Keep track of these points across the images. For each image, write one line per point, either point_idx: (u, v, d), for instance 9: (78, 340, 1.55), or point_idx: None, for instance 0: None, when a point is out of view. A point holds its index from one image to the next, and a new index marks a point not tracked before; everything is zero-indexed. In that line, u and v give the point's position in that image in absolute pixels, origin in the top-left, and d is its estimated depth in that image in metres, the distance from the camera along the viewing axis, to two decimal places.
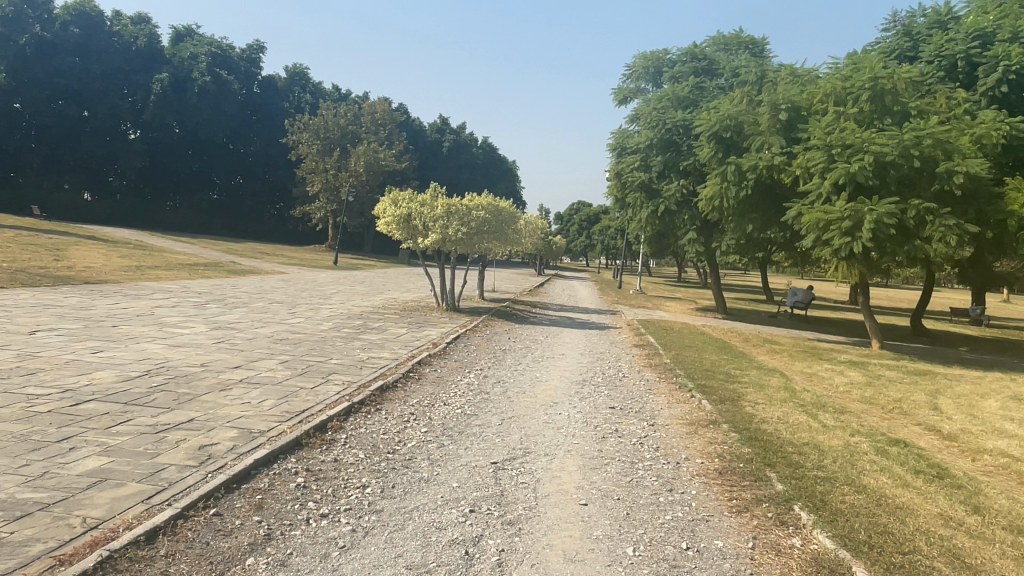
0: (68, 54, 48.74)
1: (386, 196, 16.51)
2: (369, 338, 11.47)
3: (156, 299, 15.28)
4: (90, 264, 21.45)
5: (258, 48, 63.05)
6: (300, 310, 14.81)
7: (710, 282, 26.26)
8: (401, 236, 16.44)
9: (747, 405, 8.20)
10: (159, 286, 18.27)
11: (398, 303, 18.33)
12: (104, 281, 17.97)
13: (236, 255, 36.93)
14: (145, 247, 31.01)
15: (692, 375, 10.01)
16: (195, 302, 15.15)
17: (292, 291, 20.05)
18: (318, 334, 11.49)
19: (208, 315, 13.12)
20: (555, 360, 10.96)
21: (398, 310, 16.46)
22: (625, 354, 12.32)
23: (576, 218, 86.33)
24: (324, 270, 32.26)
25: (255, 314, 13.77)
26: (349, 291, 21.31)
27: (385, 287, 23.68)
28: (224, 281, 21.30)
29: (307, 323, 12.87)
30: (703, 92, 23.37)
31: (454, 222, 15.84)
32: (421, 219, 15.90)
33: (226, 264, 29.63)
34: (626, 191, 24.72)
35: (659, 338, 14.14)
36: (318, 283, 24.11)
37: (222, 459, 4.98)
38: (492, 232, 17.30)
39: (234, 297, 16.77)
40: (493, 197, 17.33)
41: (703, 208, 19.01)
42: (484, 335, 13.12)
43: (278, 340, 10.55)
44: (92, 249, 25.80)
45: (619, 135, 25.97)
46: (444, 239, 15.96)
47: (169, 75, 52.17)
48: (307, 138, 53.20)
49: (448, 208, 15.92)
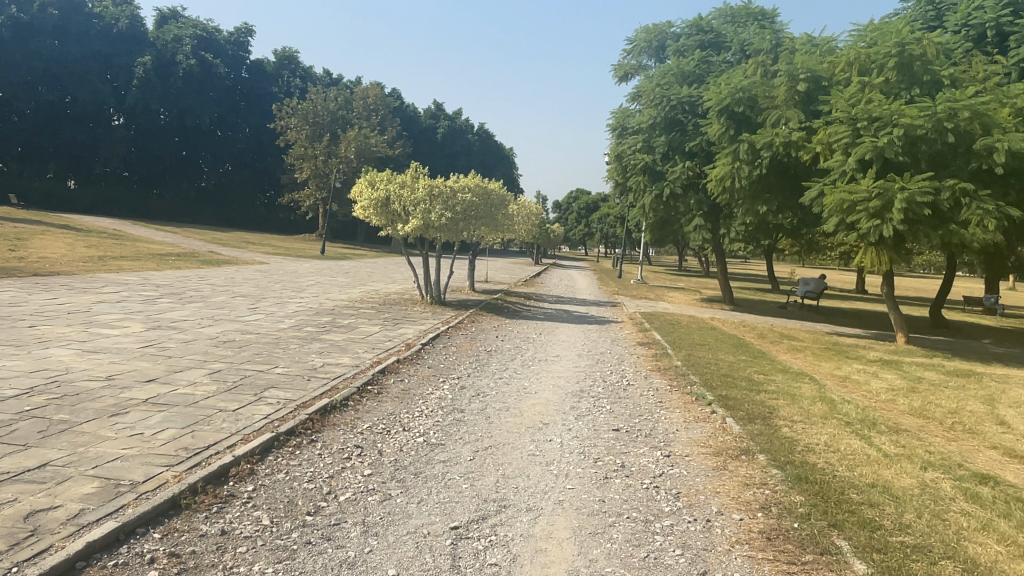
0: (46, 37, 46.77)
1: (364, 177, 14.90)
2: (331, 339, 9.84)
3: (104, 293, 13.66)
4: (48, 255, 19.82)
5: (246, 31, 61.06)
6: (264, 306, 13.19)
7: (717, 272, 24.61)
8: (380, 222, 14.83)
9: (783, 425, 6.60)
10: (116, 279, 16.64)
11: (379, 296, 16.70)
12: (55, 273, 16.30)
13: (218, 245, 35.28)
14: (120, 237, 29.35)
15: (709, 383, 8.43)
16: (147, 297, 13.53)
17: (265, 283, 18.42)
18: (273, 335, 9.88)
19: (154, 312, 11.52)
20: (548, 364, 9.36)
21: (375, 304, 14.83)
22: (629, 355, 10.73)
23: (574, 206, 84.57)
24: (310, 261, 30.63)
25: (210, 310, 12.17)
26: (328, 283, 19.67)
27: (370, 278, 22.06)
28: (192, 273, 19.65)
29: (266, 321, 11.27)
30: (710, 68, 21.69)
31: (437, 206, 14.18)
32: (400, 202, 14.28)
33: (204, 254, 28.01)
34: (628, 175, 23.11)
35: (667, 336, 12.52)
36: (297, 274, 22.46)
37: (48, 538, 3.38)
38: (481, 217, 15.66)
39: (196, 291, 15.17)
40: (480, 178, 15.66)
41: (712, 190, 17.32)
42: (468, 334, 11.52)
43: (221, 343, 8.95)
44: (57, 239, 24.15)
45: (619, 114, 24.23)
46: (428, 226, 14.31)
47: (152, 58, 50.31)
48: (295, 124, 51.40)
49: (432, 190, 14.28)
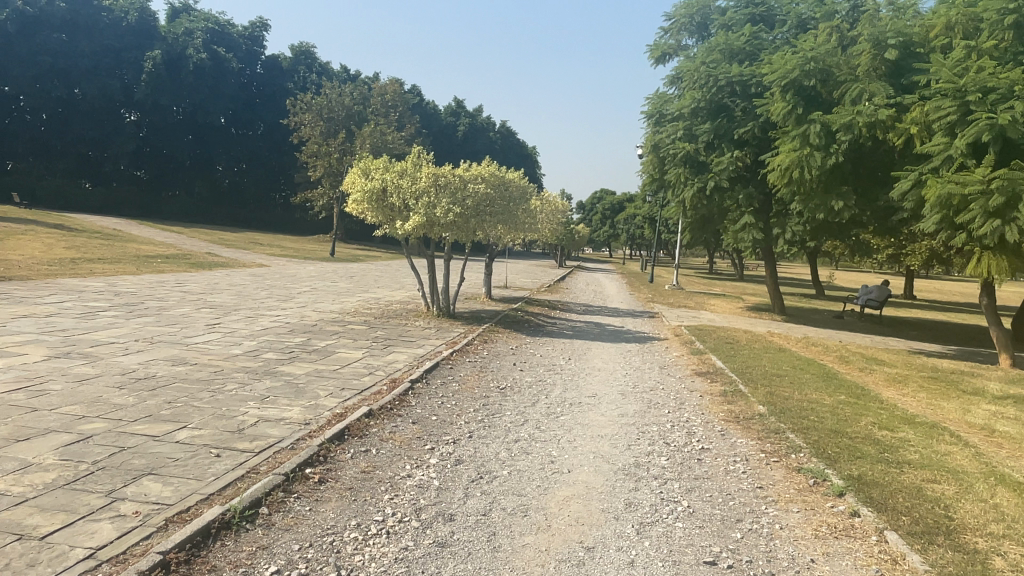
0: (54, 31, 45.04)
1: (355, 165, 12.38)
2: (289, 375, 7.23)
3: (41, 303, 11.27)
4: (14, 255, 17.59)
5: (261, 25, 59.12)
6: (231, 321, 10.71)
7: (766, 277, 21.77)
8: (376, 219, 12.29)
9: (992, 555, 3.89)
10: (75, 284, 14.26)
11: (379, 306, 14.21)
12: (4, 278, 14.02)
13: (223, 246, 33.20)
14: (112, 238, 27.24)
15: (826, 455, 5.71)
16: (96, 308, 11.14)
17: (251, 290, 16.03)
18: (213, 368, 7.31)
19: (82, 330, 9.06)
20: (585, 413, 6.69)
21: (370, 318, 12.27)
22: (692, 395, 8.02)
23: (599, 207, 81.84)
24: (316, 263, 28.24)
25: (162, 327, 9.73)
26: (325, 289, 17.19)
27: (375, 284, 19.58)
28: (173, 277, 17.35)
29: (219, 343, 8.74)
30: (763, 44, 18.97)
31: (445, 198, 11.59)
32: (399, 195, 11.77)
33: (200, 255, 25.75)
34: (665, 168, 20.50)
35: (731, 363, 9.87)
36: (293, 278, 20.03)
37: None
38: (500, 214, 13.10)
39: (161, 301, 12.74)
40: (496, 167, 13.02)
41: (773, 181, 14.65)
42: (478, 361, 8.90)
43: (129, 382, 6.40)
44: (37, 239, 22.02)
45: (656, 99, 21.54)
46: (433, 223, 11.71)
47: (161, 53, 48.35)
48: (309, 120, 49.00)
49: (437, 181, 11.73)
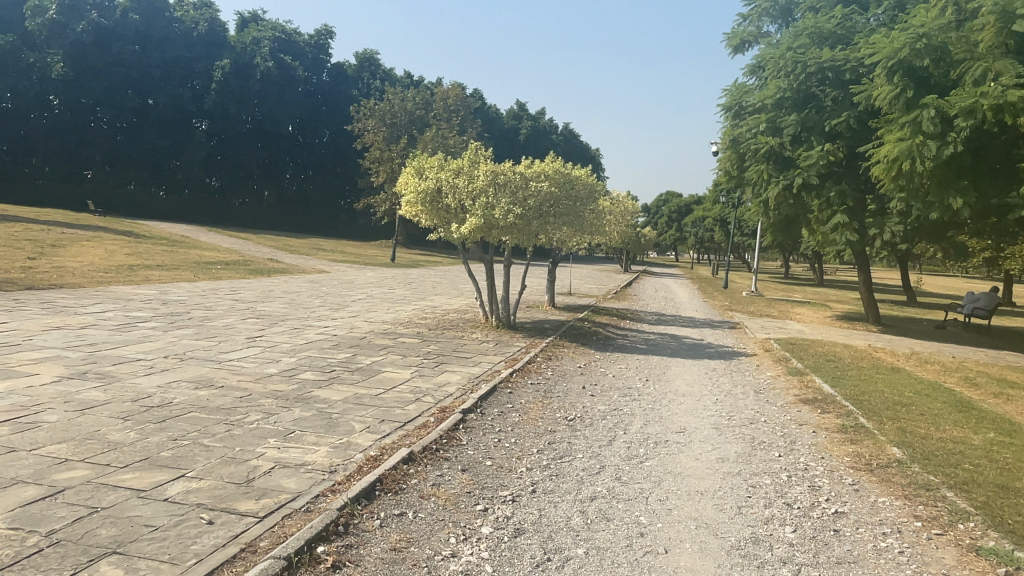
0: (128, 42, 46.37)
1: (408, 163, 11.42)
2: (323, 402, 6.19)
3: (82, 313, 10.70)
4: (74, 263, 17.45)
5: (326, 33, 59.56)
6: (274, 334, 9.84)
7: (859, 284, 19.85)
8: (431, 222, 11.30)
9: None
10: (126, 293, 13.80)
11: (437, 316, 13.24)
12: (56, 285, 13.69)
13: (286, 251, 33.11)
14: (176, 244, 27.39)
15: (1009, 528, 4.27)
16: (137, 319, 10.48)
17: (305, 297, 15.36)
18: (240, 393, 6.35)
19: (113, 344, 8.33)
20: (676, 457, 5.41)
21: (425, 330, 11.24)
22: (803, 432, 6.60)
23: (665, 210, 79.54)
24: (376, 269, 27.65)
25: (199, 341, 8.92)
26: (380, 297, 16.32)
27: (433, 291, 18.68)
28: (228, 285, 16.87)
29: (254, 360, 7.81)
30: (857, 27, 17.30)
31: (504, 198, 10.45)
32: (455, 196, 10.73)
33: (260, 261, 25.52)
34: (745, 165, 18.96)
35: (841, 389, 8.40)
36: (350, 285, 19.32)
37: None
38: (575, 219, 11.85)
39: (208, 310, 12.06)
40: (562, 163, 11.77)
41: (875, 174, 12.98)
42: (544, 383, 7.72)
43: (137, 413, 5.48)
44: (101, 246, 22.12)
45: (735, 90, 20.03)
46: (491, 227, 10.59)
47: (230, 62, 49.15)
48: (372, 125, 49.05)
49: (496, 180, 10.61)
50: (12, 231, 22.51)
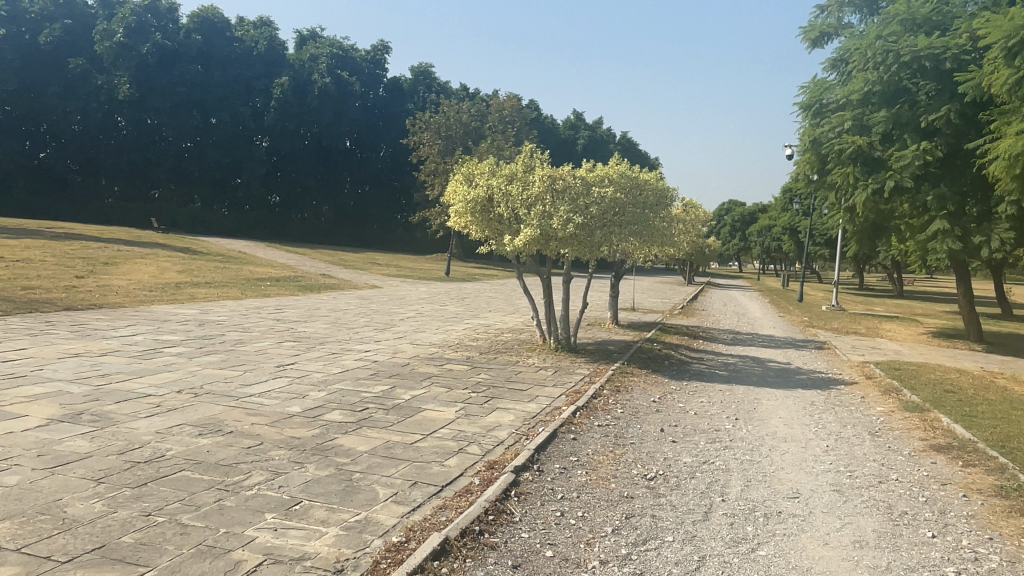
0: (191, 63, 47.44)
1: (455, 169, 10.39)
2: (345, 455, 5.03)
3: (110, 336, 9.99)
4: (121, 281, 17.11)
5: (383, 49, 59.51)
6: (309, 360, 8.84)
7: (959, 297, 17.83)
8: (481, 234, 10.18)
9: None
10: (166, 312, 13.17)
11: (490, 336, 12.08)
12: (96, 305, 13.15)
13: (340, 266, 32.70)
14: (231, 261, 27.17)
15: None
16: (166, 343, 9.69)
17: (351, 315, 14.46)
18: (250, 441, 5.28)
19: (126, 375, 7.43)
20: (798, 543, 4.07)
21: (476, 354, 10.07)
22: (955, 501, 5.12)
23: (729, 219, 76.80)
24: (430, 283, 26.79)
25: (224, 370, 7.99)
26: (431, 314, 15.28)
27: (488, 307, 17.56)
28: (273, 303, 16.15)
29: (278, 396, 6.78)
30: (957, 12, 15.51)
31: (563, 205, 9.24)
32: (508, 204, 9.60)
33: (312, 277, 25.00)
34: (827, 167, 17.24)
35: (984, 435, 6.84)
36: (400, 301, 18.40)
37: None
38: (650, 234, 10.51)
39: (245, 331, 11.23)
40: (629, 168, 10.49)
41: (992, 173, 11.21)
42: (615, 425, 6.43)
43: (115, 473, 4.46)
44: (154, 263, 21.88)
45: (816, 86, 18.35)
46: (550, 238, 9.38)
47: (289, 79, 49.59)
48: (427, 138, 48.64)
49: (553, 186, 9.42)
50: (69, 249, 22.56)
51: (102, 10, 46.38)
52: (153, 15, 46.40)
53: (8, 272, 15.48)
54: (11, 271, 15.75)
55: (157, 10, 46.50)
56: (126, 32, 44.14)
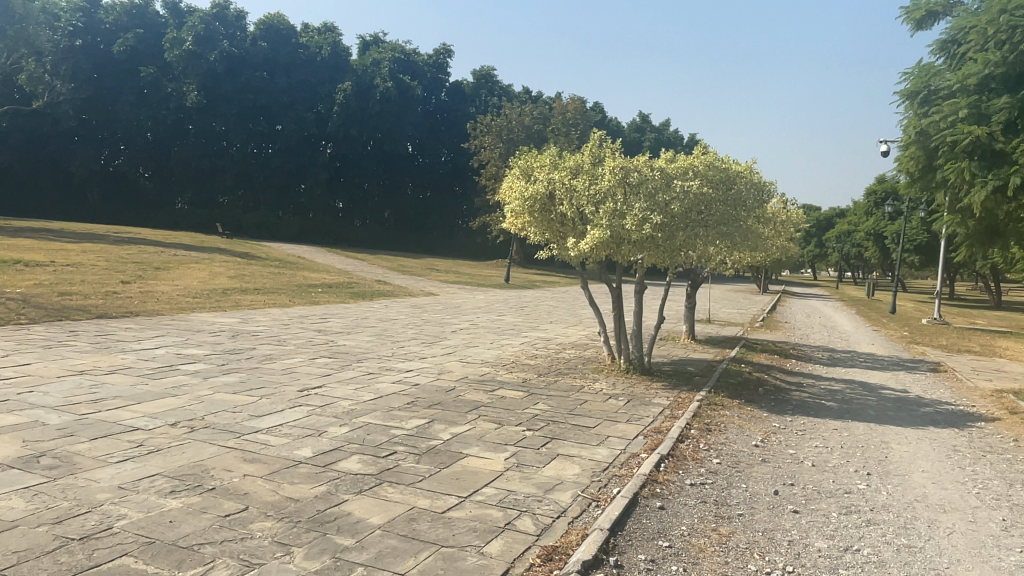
0: (256, 69, 47.84)
1: (511, 160, 9.01)
2: (349, 534, 3.67)
3: (128, 350, 8.98)
4: (167, 286, 16.42)
5: (445, 52, 58.76)
6: (341, 381, 7.57)
7: None
8: (541, 236, 8.79)
9: None
10: (203, 322, 12.22)
11: (551, 353, 10.63)
12: (131, 313, 12.34)
13: (398, 272, 31.88)
14: (288, 266, 26.67)
15: None
16: (187, 358, 8.61)
17: (400, 326, 13.27)
18: (231, 508, 3.96)
19: (120, 402, 6.29)
20: None
21: (535, 375, 8.63)
22: None
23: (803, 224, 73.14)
24: (488, 290, 25.59)
25: (239, 394, 6.79)
26: (485, 326, 13.91)
27: (550, 318, 16.12)
28: (321, 312, 15.14)
29: (288, 434, 5.47)
30: None
31: (638, 202, 7.69)
32: (573, 202, 8.17)
33: (368, 283, 24.10)
34: (937, 160, 15.19)
35: None
36: (455, 310, 17.13)
37: None
38: (748, 239, 8.84)
39: (279, 344, 10.10)
40: (718, 159, 8.89)
41: None
42: (714, 485, 4.89)
43: (30, 560, 3.24)
44: (208, 268, 21.37)
45: (922, 71, 16.24)
46: (623, 242, 7.86)
47: (351, 83, 49.33)
48: (488, 142, 47.63)
49: (626, 180, 7.93)
50: (126, 254, 22.32)
51: (172, 19, 47.08)
52: (221, 23, 46.60)
53: (54, 277, 14.99)
54: (57, 277, 15.26)
55: (226, 18, 46.79)
56: (195, 40, 44.63)
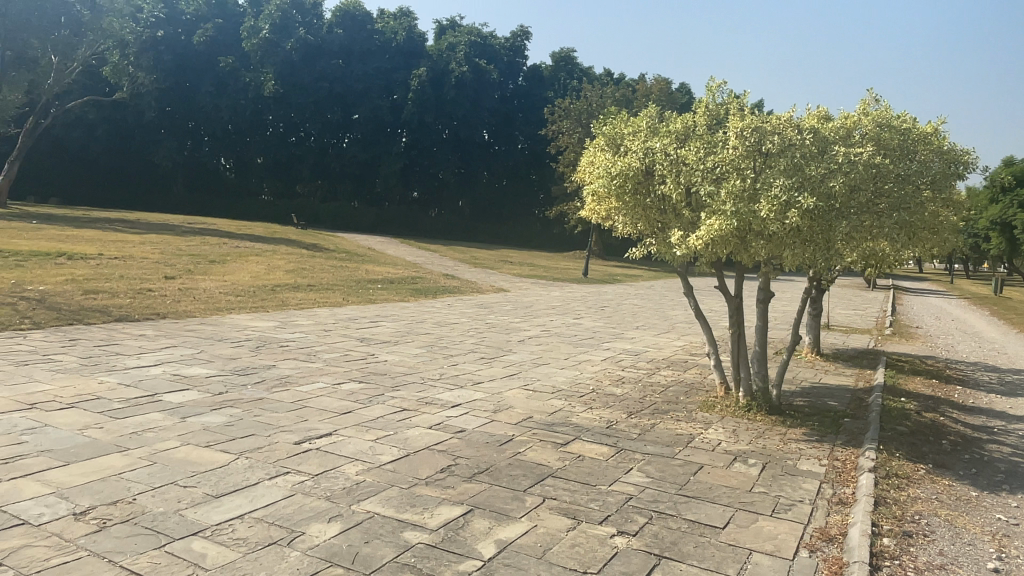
0: (332, 57, 46.92)
1: (593, 126, 6.75)
2: None
3: (118, 368, 7.25)
4: (213, 283, 15.01)
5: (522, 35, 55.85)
6: (361, 426, 5.52)
7: None
8: (635, 229, 6.54)
9: None
10: (232, 326, 10.52)
11: (644, 377, 8.29)
12: (157, 316, 10.78)
13: (470, 264, 30.08)
14: (354, 258, 25.27)
15: None
16: (181, 381, 6.80)
17: (461, 333, 11.25)
18: None
19: (40, 463, 4.44)
20: None
21: (625, 416, 6.37)
22: None
23: None
24: (565, 286, 23.42)
25: (212, 451, 4.82)
26: (560, 333, 11.71)
27: (637, 322, 13.77)
28: (374, 313, 13.31)
29: (240, 545, 3.45)
30: None
31: (780, 177, 5.37)
32: (682, 181, 5.87)
33: (435, 277, 22.31)
34: None
35: None
36: (526, 311, 15.00)
37: None
38: (934, 227, 6.28)
39: (306, 361, 8.19)
40: (893, 117, 6.36)
41: None
42: None
43: None
44: (268, 261, 20.09)
45: None
46: (755, 235, 5.55)
47: (427, 70, 47.73)
48: (567, 127, 45.08)
49: (761, 148, 5.58)
50: (187, 245, 21.34)
51: (250, 8, 46.79)
52: (298, 11, 45.92)
53: (94, 273, 13.78)
54: (99, 271, 14.07)
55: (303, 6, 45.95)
56: (271, 29, 44.17)
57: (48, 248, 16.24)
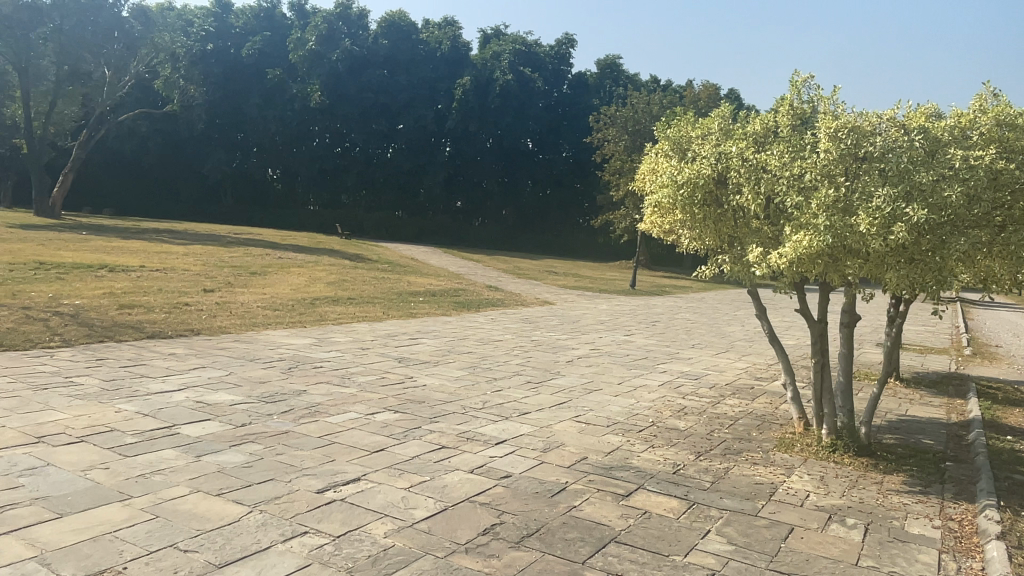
0: (377, 67, 47.00)
1: (655, 129, 6.02)
2: None
3: (139, 393, 6.76)
4: (253, 296, 14.68)
5: (567, 43, 55.31)
6: (394, 470, 4.86)
7: None
8: (703, 243, 5.80)
9: None
10: (266, 344, 10.02)
11: (709, 407, 7.45)
12: (191, 333, 10.37)
13: (514, 275, 29.42)
14: (396, 269, 24.88)
15: None
16: (202, 410, 6.26)
17: (505, 352, 10.55)
18: None
19: (28, 515, 3.90)
20: None
21: (693, 459, 5.58)
22: None
23: None
24: (612, 299, 22.58)
25: (222, 501, 4.22)
26: (611, 353, 10.92)
27: (692, 341, 12.89)
28: (414, 328, 12.73)
29: None
30: None
31: (883, 188, 4.57)
32: (763, 190, 5.10)
33: (478, 289, 21.71)
34: None
35: None
36: (572, 327, 14.25)
37: None
38: None
39: (339, 385, 7.60)
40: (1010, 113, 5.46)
41: None
42: None
43: None
44: (309, 273, 19.80)
45: None
46: (849, 252, 4.75)
47: (471, 79, 47.35)
48: (612, 134, 44.15)
49: (859, 153, 4.78)
50: (230, 256, 21.23)
51: (298, 21, 47.28)
52: (344, 23, 46.39)
53: (133, 286, 13.55)
54: (138, 284, 13.86)
55: (349, 17, 46.37)
56: (318, 40, 44.89)
57: (91, 260, 16.18)
